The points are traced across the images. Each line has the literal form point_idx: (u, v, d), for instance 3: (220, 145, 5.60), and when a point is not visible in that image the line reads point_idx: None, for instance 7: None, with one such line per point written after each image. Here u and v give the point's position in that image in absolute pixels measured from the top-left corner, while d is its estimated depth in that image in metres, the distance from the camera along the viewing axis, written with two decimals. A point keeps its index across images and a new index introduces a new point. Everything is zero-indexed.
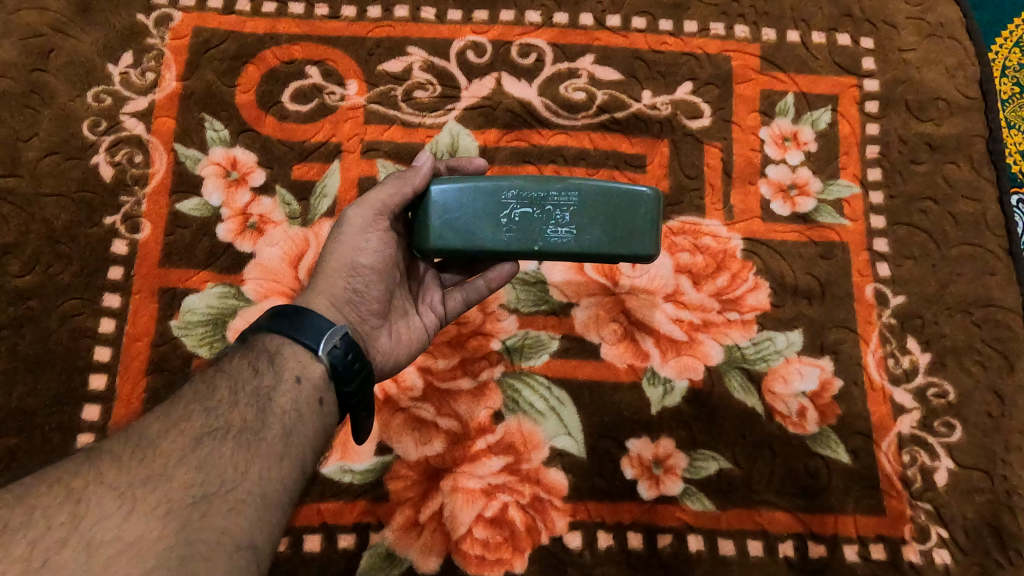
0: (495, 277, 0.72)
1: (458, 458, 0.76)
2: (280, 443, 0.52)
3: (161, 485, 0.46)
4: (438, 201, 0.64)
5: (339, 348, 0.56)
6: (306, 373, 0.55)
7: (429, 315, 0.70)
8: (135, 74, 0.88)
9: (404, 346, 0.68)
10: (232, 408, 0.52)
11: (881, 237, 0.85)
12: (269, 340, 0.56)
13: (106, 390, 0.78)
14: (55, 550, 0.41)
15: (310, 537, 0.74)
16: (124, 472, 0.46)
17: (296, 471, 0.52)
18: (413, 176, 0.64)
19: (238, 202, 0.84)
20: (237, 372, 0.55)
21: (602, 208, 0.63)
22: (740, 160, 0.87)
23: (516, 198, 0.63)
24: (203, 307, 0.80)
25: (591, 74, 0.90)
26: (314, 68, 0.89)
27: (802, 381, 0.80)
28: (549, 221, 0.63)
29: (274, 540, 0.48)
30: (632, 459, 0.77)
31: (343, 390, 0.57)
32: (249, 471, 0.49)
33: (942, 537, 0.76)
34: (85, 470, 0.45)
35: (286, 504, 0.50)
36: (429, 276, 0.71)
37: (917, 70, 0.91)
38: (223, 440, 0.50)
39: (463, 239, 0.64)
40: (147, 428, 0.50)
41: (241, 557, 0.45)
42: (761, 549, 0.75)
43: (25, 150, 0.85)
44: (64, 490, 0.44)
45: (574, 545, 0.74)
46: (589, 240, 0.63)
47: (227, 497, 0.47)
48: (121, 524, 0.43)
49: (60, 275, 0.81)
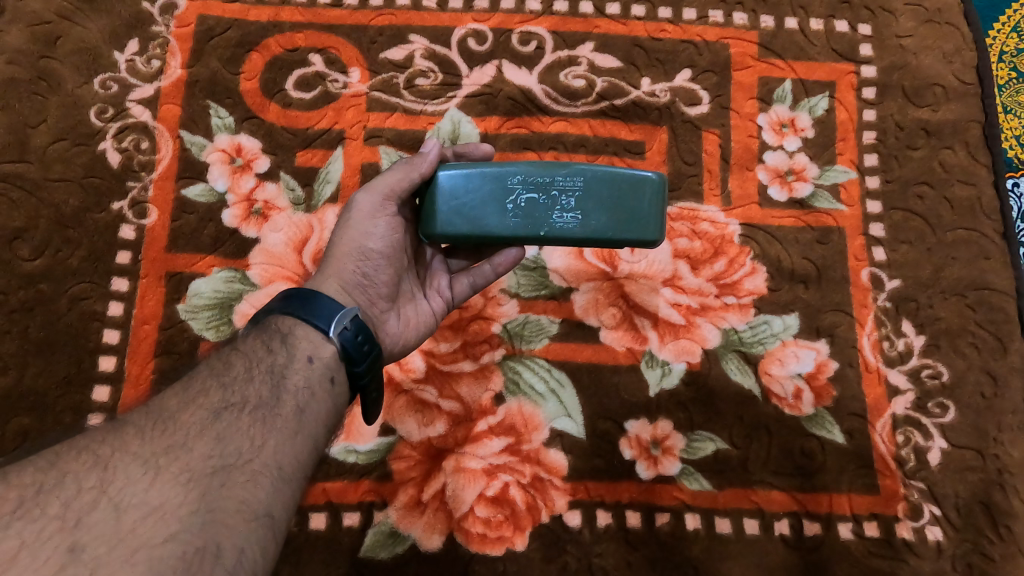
0: (501, 260, 0.72)
1: (460, 439, 0.78)
2: (295, 420, 0.53)
3: (182, 455, 0.47)
4: (445, 187, 0.65)
5: (349, 329, 0.58)
6: (317, 353, 0.57)
7: (437, 300, 0.72)
8: (142, 62, 0.89)
9: (412, 329, 0.69)
10: (247, 384, 0.54)
11: (877, 222, 0.86)
12: (281, 321, 0.58)
13: (115, 371, 0.79)
14: (88, 511, 0.43)
15: (316, 516, 0.75)
16: (147, 442, 0.47)
17: (309, 446, 0.53)
18: (421, 162, 0.65)
19: (243, 187, 0.85)
20: (252, 351, 0.56)
21: (607, 194, 0.64)
22: (738, 146, 0.88)
23: (522, 184, 0.64)
24: (209, 291, 0.82)
25: (590, 61, 0.91)
26: (317, 56, 0.90)
27: (798, 364, 0.81)
28: (555, 206, 0.63)
29: (290, 511, 0.50)
30: (631, 440, 0.78)
31: (353, 370, 0.58)
32: (265, 444, 0.51)
33: (935, 514, 0.77)
34: (110, 439, 0.47)
35: (300, 478, 0.52)
36: (437, 261, 0.72)
37: (914, 56, 0.92)
38: (240, 415, 0.51)
39: (470, 224, 0.65)
40: (168, 402, 0.51)
41: (259, 526, 0.47)
42: (757, 528, 0.76)
43: (34, 137, 0.86)
44: (91, 456, 0.45)
45: (574, 523, 0.76)
46: (594, 225, 0.63)
47: (245, 469, 0.49)
48: (147, 490, 0.45)
49: (69, 259, 0.82)
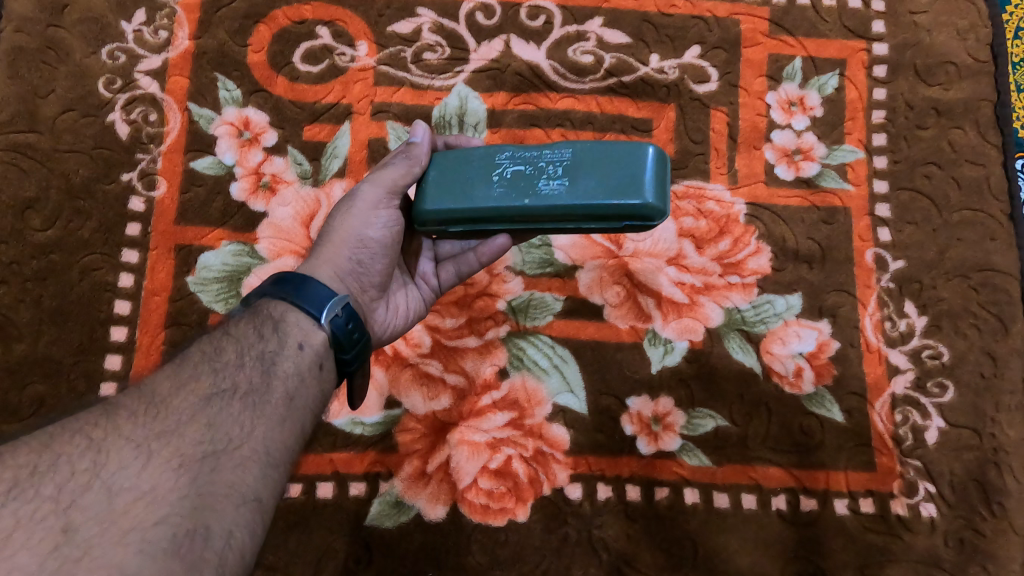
0: (486, 252, 0.72)
1: (464, 413, 0.79)
2: (284, 406, 0.54)
3: (174, 439, 0.48)
4: (437, 168, 0.67)
5: (341, 317, 0.60)
6: (308, 340, 0.58)
7: (424, 288, 0.73)
8: (149, 32, 0.89)
9: (400, 317, 0.71)
10: (238, 369, 0.55)
11: (883, 203, 0.86)
12: (273, 306, 0.59)
13: (127, 341, 0.81)
14: (80, 493, 0.43)
15: (323, 484, 0.77)
16: (139, 426, 0.48)
17: (296, 432, 0.54)
18: (419, 154, 0.67)
19: (251, 161, 0.86)
20: (243, 336, 0.57)
21: (596, 161, 0.62)
22: (746, 125, 0.88)
23: (510, 158, 0.65)
24: (218, 264, 0.83)
25: (599, 37, 0.91)
26: (325, 29, 0.90)
27: (800, 343, 0.82)
28: (541, 174, 0.63)
29: (278, 494, 0.51)
30: (633, 416, 0.80)
31: (342, 357, 0.60)
32: (254, 430, 0.51)
33: (929, 492, 0.78)
34: (103, 423, 0.47)
35: (288, 462, 0.52)
36: (425, 248, 0.73)
37: (927, 33, 0.91)
38: (231, 401, 0.52)
39: (458, 198, 0.65)
40: (160, 386, 0.52)
41: (247, 510, 0.47)
42: (754, 503, 0.78)
43: (44, 107, 0.86)
44: (84, 439, 0.46)
45: (575, 496, 0.78)
46: (583, 189, 0.62)
47: (234, 455, 0.49)
48: (138, 474, 0.45)
49: (80, 230, 0.83)
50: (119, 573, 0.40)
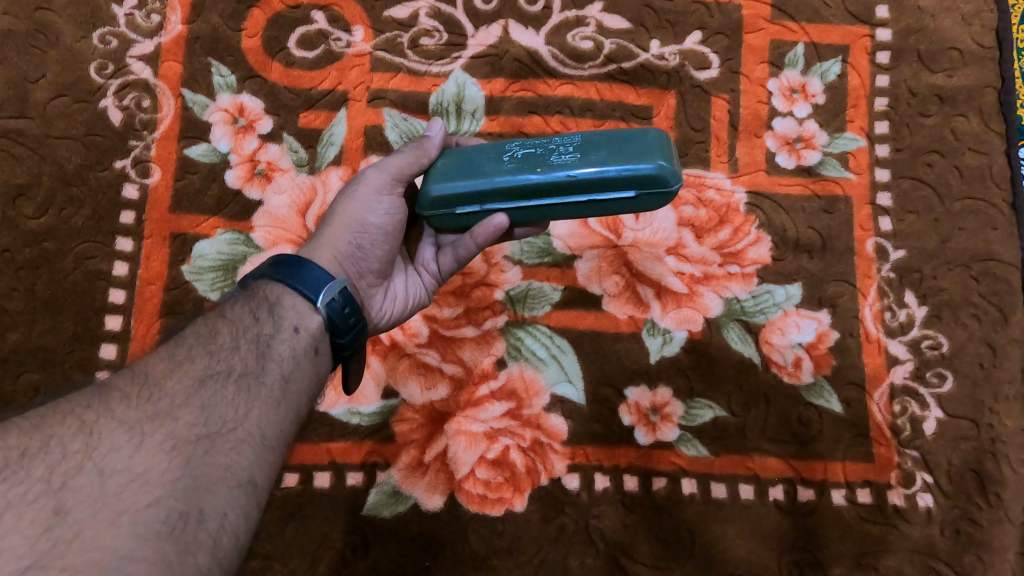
0: (484, 233, 0.65)
1: (462, 402, 0.79)
2: (280, 390, 0.54)
3: (168, 421, 0.48)
4: (445, 157, 0.66)
5: (337, 301, 0.59)
6: (303, 324, 0.58)
7: (425, 275, 0.72)
8: (141, 16, 0.88)
9: (399, 305, 0.70)
10: (234, 352, 0.54)
11: (884, 192, 0.85)
12: (270, 289, 0.59)
13: (121, 329, 0.80)
14: (72, 475, 0.43)
15: (320, 474, 0.77)
16: (133, 408, 0.47)
17: (292, 416, 0.54)
18: (428, 146, 0.67)
19: (247, 148, 0.85)
20: (238, 318, 0.56)
21: (606, 137, 0.61)
22: (747, 113, 0.87)
23: (519, 145, 0.64)
24: (213, 253, 0.82)
25: (599, 22, 0.89)
26: (320, 14, 0.89)
27: (799, 333, 0.82)
28: (551, 152, 0.62)
29: (272, 477, 0.50)
30: (631, 407, 0.80)
31: (337, 341, 0.60)
32: (249, 412, 0.51)
33: (927, 482, 0.78)
34: (96, 404, 0.47)
35: (282, 445, 0.52)
36: (426, 235, 0.72)
37: (931, 18, 0.90)
38: (225, 383, 0.52)
39: (466, 177, 0.63)
40: (154, 367, 0.51)
41: (242, 492, 0.47)
42: (751, 493, 0.78)
43: (34, 92, 0.85)
44: (77, 421, 0.45)
45: (573, 486, 0.77)
46: (595, 158, 0.60)
47: (228, 438, 0.49)
48: (131, 456, 0.45)
49: (73, 218, 0.82)
50: (111, 555, 0.40)
